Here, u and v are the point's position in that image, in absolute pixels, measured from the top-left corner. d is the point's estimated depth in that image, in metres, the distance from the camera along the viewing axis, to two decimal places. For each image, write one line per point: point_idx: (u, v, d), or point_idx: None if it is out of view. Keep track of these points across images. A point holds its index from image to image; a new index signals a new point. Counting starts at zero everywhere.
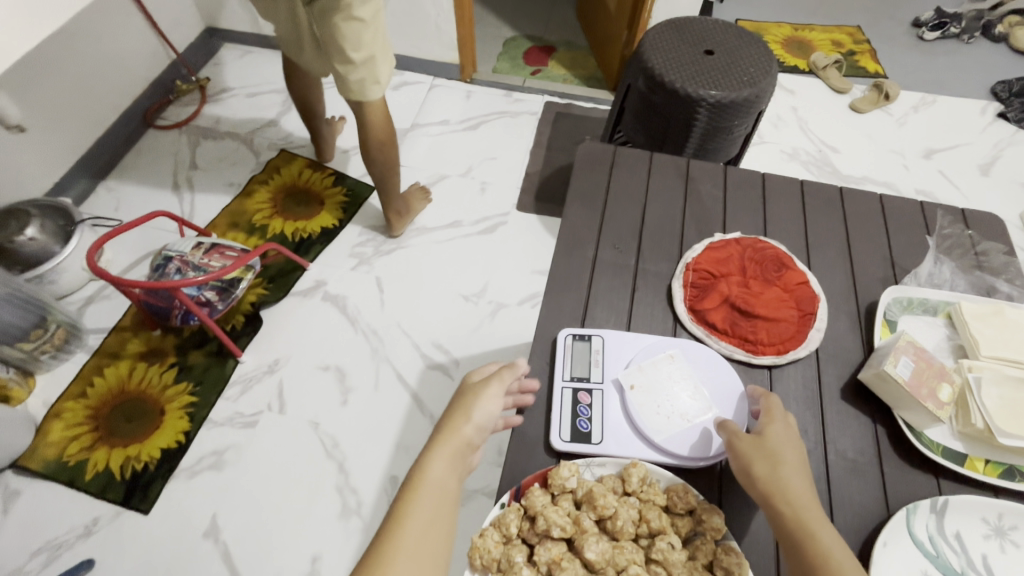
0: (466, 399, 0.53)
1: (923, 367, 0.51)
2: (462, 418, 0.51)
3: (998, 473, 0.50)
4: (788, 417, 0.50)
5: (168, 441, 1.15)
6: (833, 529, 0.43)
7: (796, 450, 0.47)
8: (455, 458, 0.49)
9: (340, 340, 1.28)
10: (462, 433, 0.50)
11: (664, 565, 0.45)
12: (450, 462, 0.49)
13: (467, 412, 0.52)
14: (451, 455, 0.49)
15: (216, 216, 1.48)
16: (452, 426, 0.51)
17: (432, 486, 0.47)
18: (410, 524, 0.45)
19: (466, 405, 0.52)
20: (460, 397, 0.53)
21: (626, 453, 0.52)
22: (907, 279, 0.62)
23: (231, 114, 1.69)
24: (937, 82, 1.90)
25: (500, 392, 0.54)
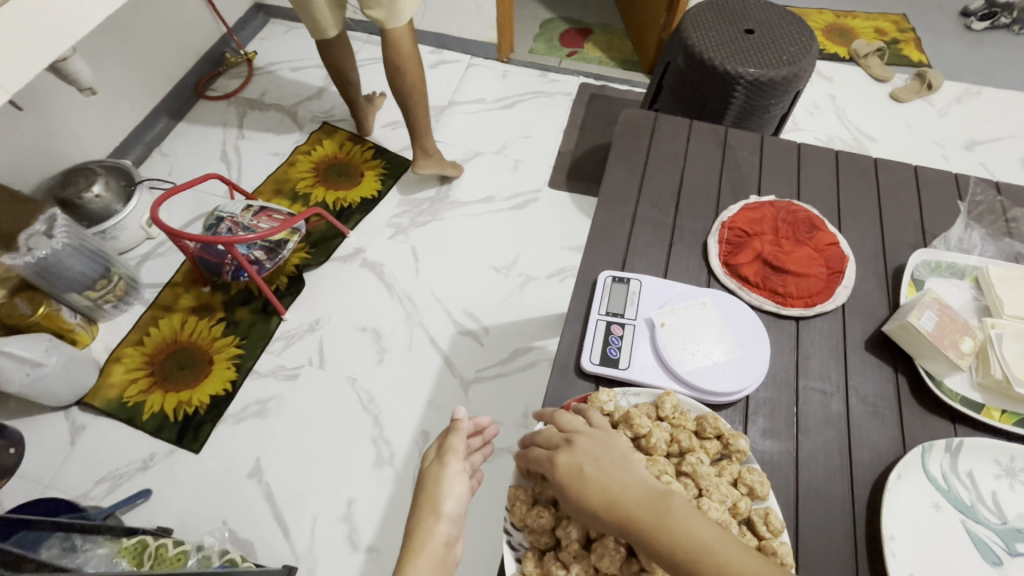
0: (431, 493, 0.58)
1: (947, 321, 0.54)
2: (433, 517, 0.56)
3: (1013, 421, 0.52)
4: (577, 455, 0.47)
5: (216, 388, 1.23)
6: (688, 517, 0.42)
7: (605, 469, 0.46)
8: (437, 562, 0.55)
9: (377, 303, 1.35)
10: (436, 529, 0.56)
11: (693, 477, 0.48)
12: (432, 566, 0.54)
13: (435, 509, 0.57)
14: (433, 559, 0.55)
15: (262, 183, 1.55)
16: (424, 527, 0.56)
17: None
18: None
19: (432, 500, 0.57)
20: (425, 494, 0.58)
21: (649, 381, 0.56)
22: (936, 244, 0.64)
23: (277, 87, 1.76)
24: (982, 73, 1.86)
25: (461, 473, 0.59)
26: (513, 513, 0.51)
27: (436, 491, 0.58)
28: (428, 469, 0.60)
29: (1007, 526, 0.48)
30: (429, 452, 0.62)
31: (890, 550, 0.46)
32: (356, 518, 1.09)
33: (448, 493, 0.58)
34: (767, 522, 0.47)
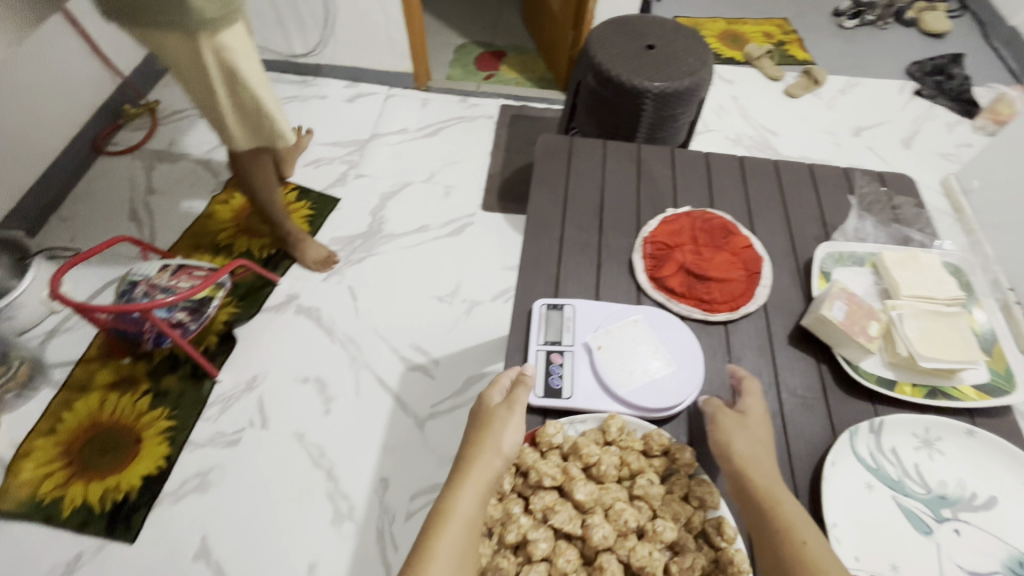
0: (490, 430, 0.51)
1: (854, 309, 0.57)
2: (492, 449, 0.50)
3: (923, 394, 0.56)
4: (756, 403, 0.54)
5: (148, 467, 1.13)
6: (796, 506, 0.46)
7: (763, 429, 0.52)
8: (483, 497, 0.48)
9: (317, 350, 1.29)
10: (492, 467, 0.49)
11: (645, 500, 0.51)
12: (480, 496, 0.47)
13: (494, 445, 0.50)
14: (481, 492, 0.48)
15: (179, 238, 1.46)
16: (476, 461, 0.49)
17: (459, 519, 0.46)
18: (437, 559, 0.43)
19: (487, 439, 0.51)
20: (482, 430, 0.51)
21: (593, 407, 0.56)
22: (837, 236, 0.69)
23: (185, 135, 1.67)
24: (859, 66, 2.06)
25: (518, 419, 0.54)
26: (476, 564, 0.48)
27: (495, 429, 0.51)
28: (493, 408, 0.53)
29: (931, 494, 0.51)
30: (492, 390, 0.55)
31: (834, 537, 0.48)
32: None
33: (508, 431, 0.52)
34: (722, 531, 0.48)
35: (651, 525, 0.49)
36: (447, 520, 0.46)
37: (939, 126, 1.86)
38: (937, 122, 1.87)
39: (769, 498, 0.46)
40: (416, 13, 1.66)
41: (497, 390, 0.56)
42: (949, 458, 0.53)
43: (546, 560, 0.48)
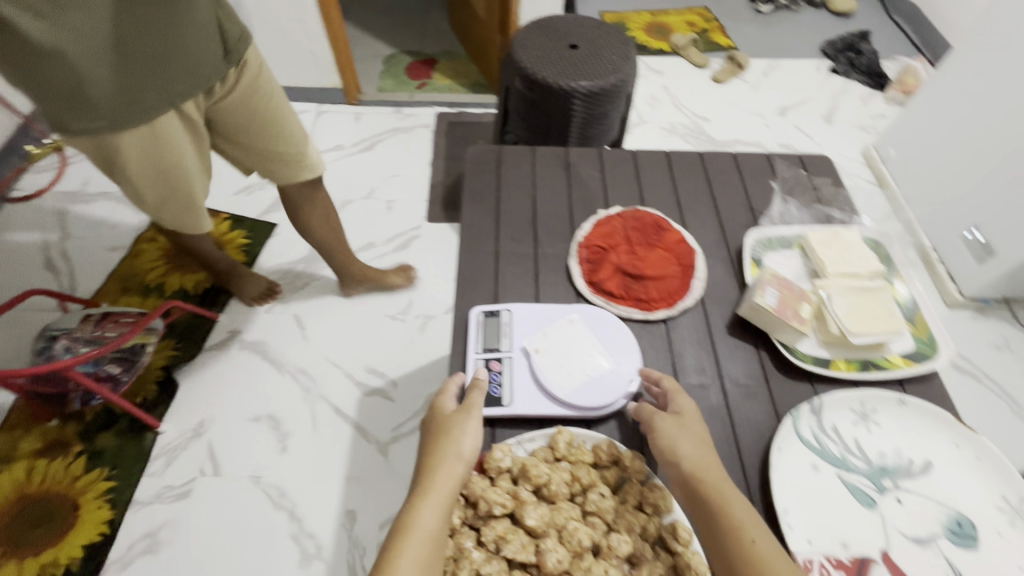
0: (448, 437, 0.50)
1: (786, 294, 0.58)
2: (453, 456, 0.49)
3: (857, 367, 0.58)
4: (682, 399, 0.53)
5: (89, 535, 1.04)
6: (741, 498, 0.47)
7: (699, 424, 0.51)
8: (447, 506, 0.47)
9: (267, 386, 1.23)
10: (453, 474, 0.48)
11: (599, 515, 0.50)
12: (443, 506, 0.46)
13: (454, 451, 0.49)
14: (443, 502, 0.47)
15: (102, 283, 1.36)
16: (437, 470, 0.48)
17: (424, 531, 0.45)
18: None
19: (447, 446, 0.50)
20: (440, 438, 0.50)
21: (533, 412, 0.55)
22: (764, 222, 0.70)
23: (100, 172, 1.57)
24: (778, 48, 2.15)
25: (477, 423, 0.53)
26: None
27: (453, 435, 0.51)
28: (450, 414, 0.52)
29: (873, 467, 0.53)
30: (445, 396, 0.55)
31: (787, 524, 0.49)
32: None
33: (467, 434, 0.51)
34: (677, 535, 0.48)
35: (606, 541, 0.48)
36: (410, 534, 0.44)
37: (856, 100, 1.96)
38: (854, 96, 1.97)
39: (716, 499, 0.46)
40: (338, 27, 1.61)
41: (450, 396, 0.55)
42: (885, 429, 0.54)
43: None
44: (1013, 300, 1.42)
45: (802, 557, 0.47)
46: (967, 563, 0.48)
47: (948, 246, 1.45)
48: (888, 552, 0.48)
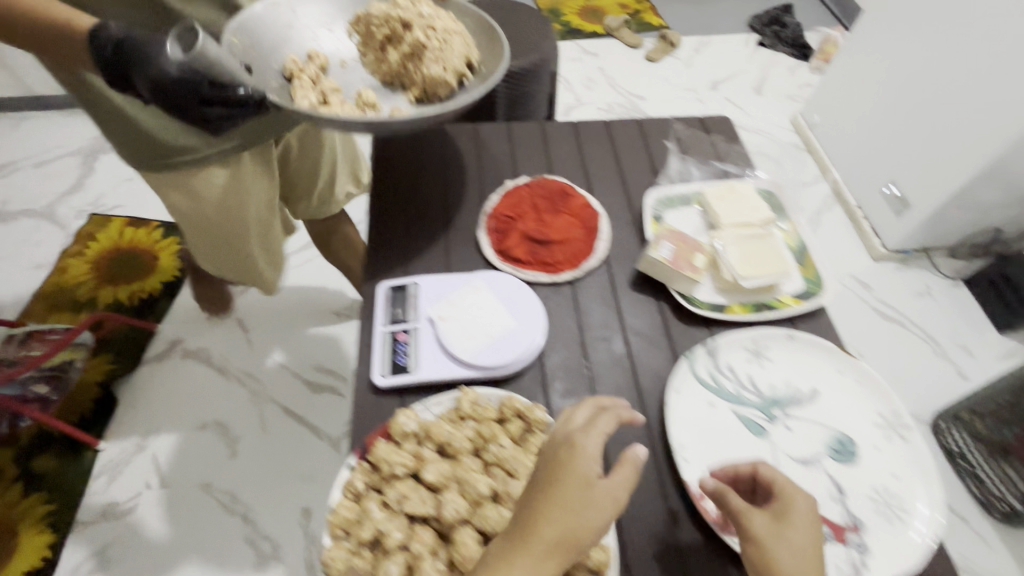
0: (563, 507, 0.39)
1: (680, 246, 0.60)
2: (557, 543, 0.38)
3: (751, 309, 0.59)
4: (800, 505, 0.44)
5: (30, 561, 1.00)
6: None
7: (807, 537, 0.42)
8: None
9: (211, 393, 1.20)
10: (545, 562, 0.37)
11: (502, 465, 0.45)
12: None
13: (565, 531, 0.38)
14: None
15: (29, 302, 1.30)
16: (530, 549, 0.38)
17: None
18: None
19: (559, 521, 0.38)
20: (551, 505, 0.39)
21: (439, 376, 0.52)
22: (663, 181, 0.73)
23: (21, 191, 1.51)
24: (708, 25, 2.21)
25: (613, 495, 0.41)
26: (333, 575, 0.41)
27: (570, 508, 0.39)
28: (586, 474, 0.40)
29: (765, 399, 0.54)
30: (588, 442, 0.41)
31: (682, 459, 0.51)
32: None
33: (592, 515, 0.39)
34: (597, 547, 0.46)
35: (506, 488, 0.43)
36: None
37: (783, 71, 2.03)
38: (781, 67, 2.04)
39: None
40: None
41: (595, 441, 0.42)
42: (778, 363, 0.55)
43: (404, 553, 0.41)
44: (932, 250, 1.51)
45: (696, 488, 0.49)
46: (851, 478, 0.49)
47: (872, 203, 1.53)
48: None
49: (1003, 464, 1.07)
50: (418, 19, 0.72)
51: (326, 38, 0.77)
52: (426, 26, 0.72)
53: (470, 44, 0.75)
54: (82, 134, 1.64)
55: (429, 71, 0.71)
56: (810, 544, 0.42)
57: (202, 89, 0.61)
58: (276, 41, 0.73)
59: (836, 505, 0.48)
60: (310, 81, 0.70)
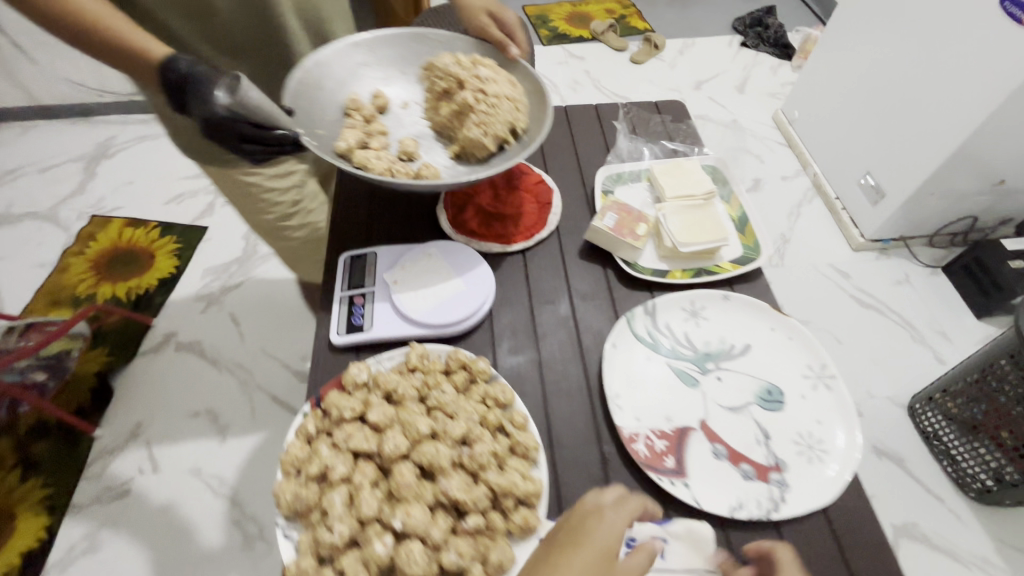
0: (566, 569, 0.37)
1: (624, 216, 0.63)
2: None
3: (692, 275, 0.62)
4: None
5: (27, 542, 1.04)
6: None
7: None
8: None
9: (204, 382, 1.25)
10: None
11: (444, 409, 0.48)
12: None
13: None
14: None
15: (31, 299, 1.36)
16: None
17: None
18: None
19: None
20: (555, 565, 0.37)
21: (392, 335, 0.56)
22: (613, 159, 0.76)
23: (25, 194, 1.58)
24: (692, 29, 2.27)
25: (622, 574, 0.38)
26: (281, 505, 0.44)
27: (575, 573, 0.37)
28: (603, 547, 0.39)
29: (698, 353, 0.56)
30: (613, 516, 0.41)
31: (616, 406, 0.52)
32: None
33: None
34: None
35: (445, 427, 0.47)
36: None
37: (765, 70, 2.08)
38: (763, 67, 2.09)
39: None
40: None
41: (620, 520, 0.41)
42: (712, 322, 0.58)
43: (347, 484, 0.44)
44: (910, 240, 1.53)
45: (627, 431, 0.50)
46: (775, 423, 0.52)
47: (849, 194, 1.56)
48: (706, 421, 0.52)
49: (974, 441, 1.08)
50: (474, 80, 0.72)
51: (395, 82, 0.80)
52: (478, 88, 0.71)
53: (524, 108, 0.73)
54: (85, 140, 1.71)
55: (470, 133, 0.70)
56: None
57: (243, 127, 0.65)
58: (343, 79, 0.78)
59: (760, 447, 0.50)
60: (362, 121, 0.75)
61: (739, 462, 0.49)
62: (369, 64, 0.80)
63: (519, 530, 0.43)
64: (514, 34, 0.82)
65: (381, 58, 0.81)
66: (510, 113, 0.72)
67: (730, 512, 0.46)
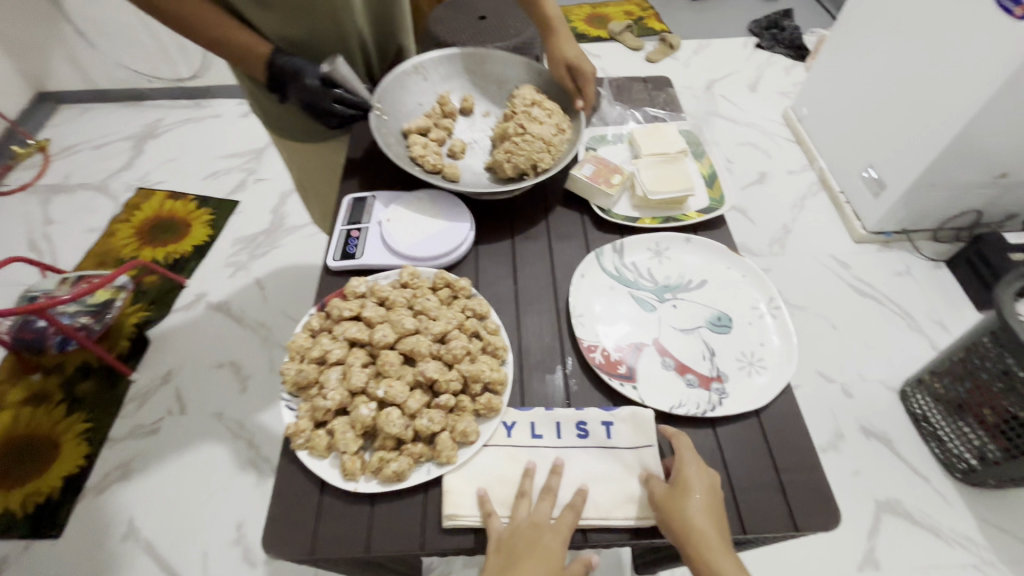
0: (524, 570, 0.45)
1: (601, 168, 0.71)
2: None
3: (660, 221, 0.70)
4: (697, 467, 0.48)
5: (69, 467, 1.16)
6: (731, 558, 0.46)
7: (705, 487, 0.47)
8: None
9: (229, 338, 1.36)
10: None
11: (427, 313, 0.56)
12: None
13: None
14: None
15: (81, 258, 1.50)
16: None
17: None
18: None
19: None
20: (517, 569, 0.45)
21: (378, 262, 0.64)
22: (598, 122, 0.84)
23: (80, 168, 1.74)
24: (708, 30, 2.32)
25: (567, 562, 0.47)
26: (286, 381, 0.52)
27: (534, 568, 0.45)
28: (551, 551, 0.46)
29: (658, 285, 0.64)
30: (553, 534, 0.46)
31: (580, 323, 0.60)
32: (249, 538, 1.09)
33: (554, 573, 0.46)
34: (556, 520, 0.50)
35: (427, 326, 0.55)
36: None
37: (778, 70, 2.12)
38: (777, 67, 2.13)
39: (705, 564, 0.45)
40: None
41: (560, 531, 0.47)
42: (673, 261, 0.65)
43: (342, 366, 0.53)
44: (913, 233, 1.55)
45: (586, 342, 0.58)
46: (720, 343, 0.59)
47: (853, 188, 1.59)
48: (659, 339, 0.59)
49: (958, 420, 1.12)
50: (524, 116, 0.71)
51: (490, 95, 0.81)
52: (521, 122, 0.70)
53: (557, 154, 0.70)
54: (134, 122, 1.87)
55: (497, 156, 0.70)
56: (706, 492, 0.47)
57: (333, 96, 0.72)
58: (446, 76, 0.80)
59: (705, 361, 0.57)
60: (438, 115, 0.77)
61: (685, 372, 0.56)
62: (470, 74, 0.81)
63: (484, 409, 0.51)
64: (587, 87, 0.79)
65: (485, 75, 0.81)
66: (539, 149, 0.68)
67: (671, 409, 0.54)
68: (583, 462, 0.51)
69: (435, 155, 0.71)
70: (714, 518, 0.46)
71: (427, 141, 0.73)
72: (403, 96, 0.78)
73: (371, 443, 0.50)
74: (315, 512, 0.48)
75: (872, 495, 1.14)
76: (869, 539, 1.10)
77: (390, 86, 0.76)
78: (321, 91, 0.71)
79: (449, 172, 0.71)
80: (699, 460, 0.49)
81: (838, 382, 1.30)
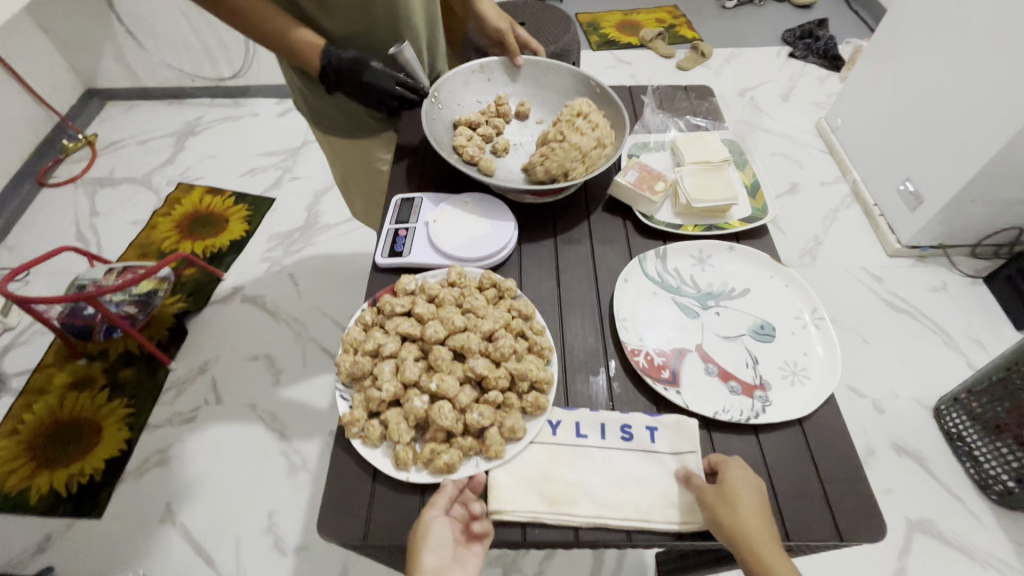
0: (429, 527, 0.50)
1: (645, 174, 0.72)
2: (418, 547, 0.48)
3: (702, 230, 0.70)
4: (740, 470, 0.49)
5: (110, 451, 1.20)
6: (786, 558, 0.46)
7: (752, 489, 0.48)
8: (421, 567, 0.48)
9: (264, 331, 1.39)
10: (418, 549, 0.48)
11: (474, 312, 0.58)
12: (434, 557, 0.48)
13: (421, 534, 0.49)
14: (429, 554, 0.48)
15: (124, 250, 1.56)
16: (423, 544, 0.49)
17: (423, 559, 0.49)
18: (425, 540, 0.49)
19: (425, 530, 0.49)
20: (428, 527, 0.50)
21: (426, 261, 0.66)
22: (640, 129, 0.85)
23: (125, 162, 1.81)
24: (741, 39, 2.31)
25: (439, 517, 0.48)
26: (341, 373, 0.54)
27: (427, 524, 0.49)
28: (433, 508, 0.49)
29: (701, 292, 0.64)
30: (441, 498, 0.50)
31: (623, 327, 0.60)
32: (280, 527, 1.12)
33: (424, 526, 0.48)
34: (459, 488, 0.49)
35: (475, 324, 0.56)
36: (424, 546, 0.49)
37: (812, 80, 2.10)
38: (811, 77, 2.11)
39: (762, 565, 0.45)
40: None
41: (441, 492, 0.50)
42: (715, 269, 0.66)
43: (394, 360, 0.55)
44: (951, 249, 1.52)
45: (630, 346, 0.59)
46: (763, 352, 0.59)
47: (889, 201, 1.56)
48: (702, 345, 0.60)
49: (995, 440, 1.09)
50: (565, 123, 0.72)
51: (545, 102, 0.83)
52: (563, 129, 0.71)
53: (591, 166, 0.70)
54: (176, 119, 1.94)
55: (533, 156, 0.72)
56: (756, 493, 0.48)
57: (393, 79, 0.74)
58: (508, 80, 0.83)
59: (748, 369, 0.58)
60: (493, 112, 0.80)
61: (728, 379, 0.57)
62: (526, 85, 0.83)
63: (531, 407, 0.53)
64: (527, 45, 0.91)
65: (545, 84, 0.83)
66: (573, 158, 0.69)
67: (714, 414, 0.54)
68: (627, 463, 0.52)
69: (476, 147, 0.74)
70: (765, 518, 0.47)
71: (474, 134, 0.77)
72: (452, 100, 0.81)
73: (421, 435, 0.52)
74: (367, 501, 0.50)
75: (904, 515, 1.12)
76: (899, 560, 1.07)
77: (448, 85, 0.79)
78: (385, 73, 0.73)
79: (485, 165, 0.73)
80: (742, 464, 0.50)
81: (869, 397, 1.28)
